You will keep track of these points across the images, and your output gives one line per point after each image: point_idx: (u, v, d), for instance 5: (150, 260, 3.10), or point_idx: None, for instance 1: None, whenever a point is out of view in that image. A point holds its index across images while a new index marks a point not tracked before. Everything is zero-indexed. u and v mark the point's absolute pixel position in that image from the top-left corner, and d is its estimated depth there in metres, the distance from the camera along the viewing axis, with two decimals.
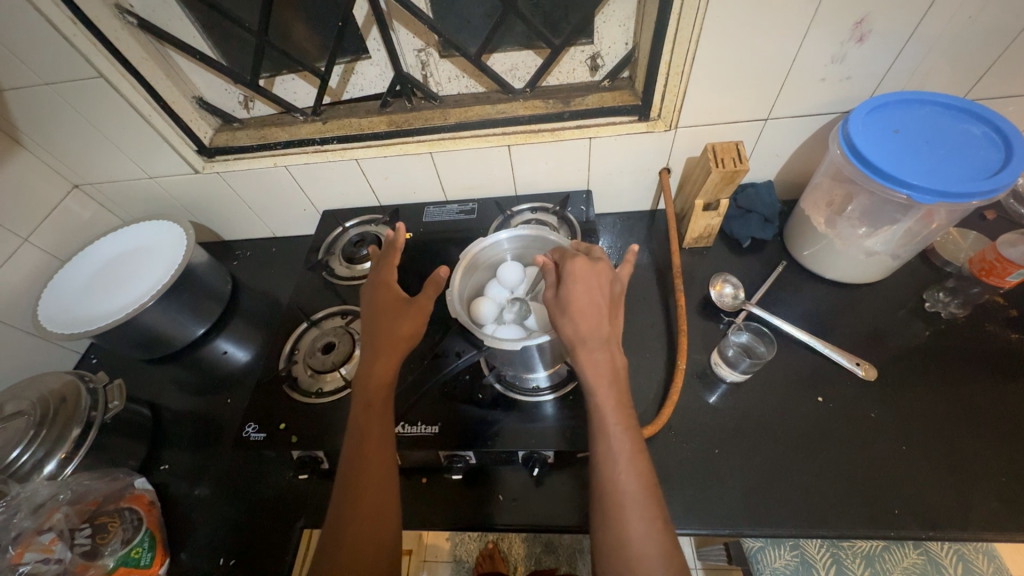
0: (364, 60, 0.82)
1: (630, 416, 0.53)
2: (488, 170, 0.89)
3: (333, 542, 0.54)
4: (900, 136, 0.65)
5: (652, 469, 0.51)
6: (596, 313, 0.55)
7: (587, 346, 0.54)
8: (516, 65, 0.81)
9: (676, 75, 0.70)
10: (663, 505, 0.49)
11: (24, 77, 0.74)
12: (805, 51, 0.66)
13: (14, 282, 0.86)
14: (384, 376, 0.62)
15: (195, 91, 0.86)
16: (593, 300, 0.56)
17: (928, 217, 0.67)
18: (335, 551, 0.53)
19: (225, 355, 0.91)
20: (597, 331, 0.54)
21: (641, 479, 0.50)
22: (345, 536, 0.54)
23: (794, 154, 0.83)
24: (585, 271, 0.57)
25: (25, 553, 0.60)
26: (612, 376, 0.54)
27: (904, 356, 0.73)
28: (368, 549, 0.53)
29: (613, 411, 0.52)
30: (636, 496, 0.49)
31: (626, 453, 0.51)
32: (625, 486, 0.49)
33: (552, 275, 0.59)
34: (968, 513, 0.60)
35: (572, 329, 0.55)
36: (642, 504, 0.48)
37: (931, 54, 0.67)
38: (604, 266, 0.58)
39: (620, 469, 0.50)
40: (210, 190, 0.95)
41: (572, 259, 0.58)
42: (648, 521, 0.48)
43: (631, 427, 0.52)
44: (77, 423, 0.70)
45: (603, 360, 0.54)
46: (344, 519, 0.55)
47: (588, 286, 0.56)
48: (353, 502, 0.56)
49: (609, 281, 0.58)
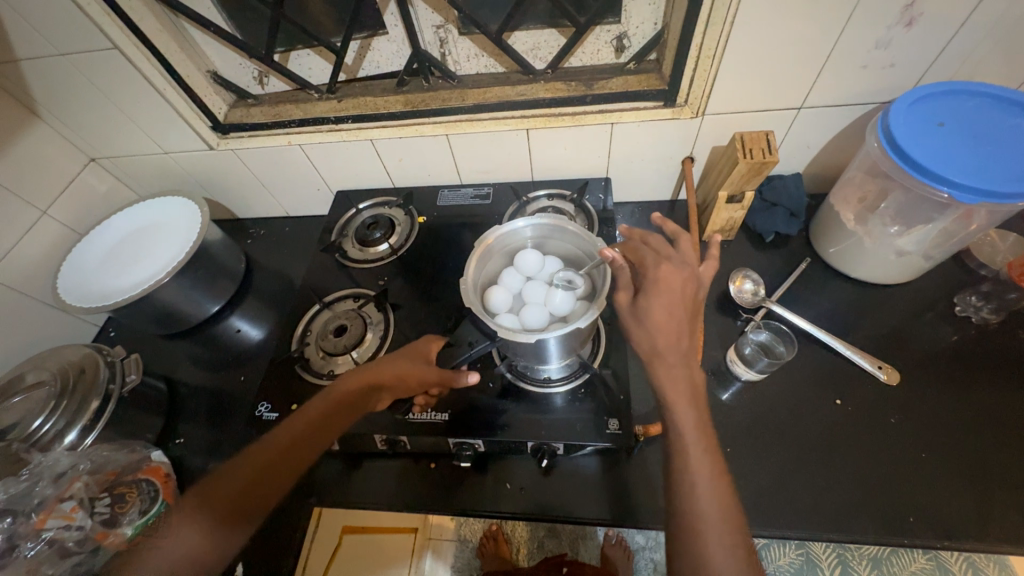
0: (381, 36, 0.80)
1: (711, 438, 0.50)
2: (505, 153, 0.86)
3: (225, 473, 0.57)
4: (944, 129, 0.61)
5: (734, 493, 0.48)
6: (676, 328, 0.54)
7: (665, 359, 0.53)
8: (538, 44, 0.78)
9: (707, 59, 0.66)
10: (745, 535, 0.46)
11: (40, 47, 0.73)
12: (848, 34, 0.62)
13: (34, 254, 0.87)
14: (358, 401, 0.61)
15: (210, 65, 0.85)
16: (675, 314, 0.54)
17: (966, 217, 0.64)
18: (217, 484, 0.56)
19: (239, 332, 0.92)
20: (675, 346, 0.53)
21: (722, 502, 0.46)
22: (231, 480, 0.56)
23: (826, 145, 0.79)
24: (670, 277, 0.57)
25: (48, 520, 0.62)
26: (691, 393, 0.52)
27: (929, 361, 0.71)
28: (231, 510, 0.54)
29: (693, 431, 0.50)
30: (717, 520, 0.46)
31: (707, 475, 0.47)
32: (704, 511, 0.46)
33: (626, 280, 0.57)
34: (987, 524, 0.58)
35: (648, 343, 0.54)
36: (724, 530, 0.45)
37: (986, 41, 0.62)
38: (688, 272, 0.57)
39: (698, 491, 0.47)
40: (224, 166, 0.94)
41: (656, 265, 0.58)
42: (729, 548, 0.44)
43: (713, 450, 0.49)
44: (96, 395, 0.72)
45: (682, 375, 0.52)
46: (242, 464, 0.57)
47: (670, 300, 0.54)
48: (262, 460, 0.57)
49: (691, 290, 0.56)
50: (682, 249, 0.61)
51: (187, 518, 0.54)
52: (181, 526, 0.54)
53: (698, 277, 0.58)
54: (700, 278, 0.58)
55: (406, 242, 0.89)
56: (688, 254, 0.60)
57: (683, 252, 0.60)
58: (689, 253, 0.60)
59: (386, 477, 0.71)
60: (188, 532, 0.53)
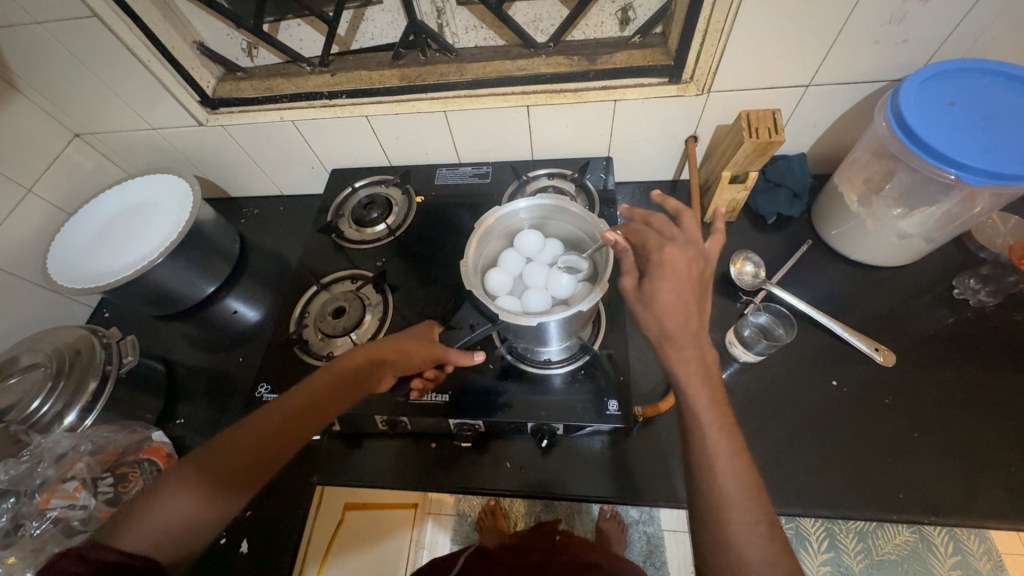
0: (375, 5, 0.76)
1: (727, 416, 0.49)
2: (505, 131, 0.84)
3: (215, 447, 0.52)
4: (954, 109, 0.60)
5: (755, 470, 0.47)
6: (684, 310, 0.52)
7: (676, 343, 0.51)
8: (539, 16, 0.75)
9: (715, 33, 0.64)
10: (769, 509, 0.45)
11: (14, 14, 0.69)
12: (862, 7, 0.60)
13: (21, 233, 0.85)
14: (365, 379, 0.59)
15: (196, 36, 0.81)
16: (681, 295, 0.52)
17: (970, 199, 0.63)
18: (206, 457, 0.51)
19: (235, 313, 0.91)
20: (684, 328, 0.51)
21: (742, 479, 0.45)
22: (223, 452, 0.51)
23: (832, 125, 0.78)
24: (676, 257, 0.54)
25: (52, 500, 0.63)
26: (703, 374, 0.50)
27: (926, 343, 0.72)
28: (224, 484, 0.50)
29: (709, 410, 0.49)
30: (740, 498, 0.44)
31: (725, 454, 0.47)
32: (725, 489, 0.45)
33: (630, 264, 0.56)
34: (974, 500, 0.60)
35: (656, 326, 0.52)
36: (746, 506, 0.44)
37: (1002, 17, 0.60)
38: (694, 252, 0.55)
39: (718, 470, 0.46)
40: (214, 143, 0.91)
41: (659, 247, 0.55)
42: (751, 524, 0.43)
43: (728, 427, 0.48)
44: (94, 375, 0.71)
45: (695, 357, 0.51)
46: (235, 437, 0.53)
47: (675, 281, 0.52)
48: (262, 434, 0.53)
49: (699, 269, 0.54)
50: (686, 227, 0.58)
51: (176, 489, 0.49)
52: (164, 500, 0.48)
53: (703, 254, 0.55)
54: (706, 256, 0.55)
55: (403, 222, 0.88)
56: (692, 231, 0.57)
57: (688, 231, 0.58)
58: (694, 231, 0.58)
59: (387, 456, 0.72)
60: (175, 506, 0.48)
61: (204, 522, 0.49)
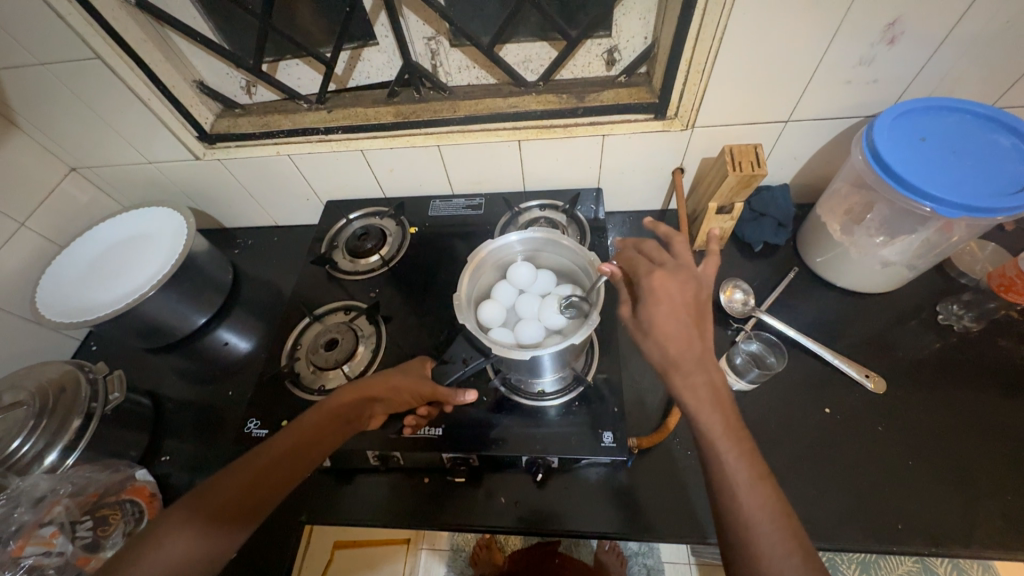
0: (371, 47, 0.79)
1: (744, 441, 0.47)
2: (497, 164, 0.86)
3: (205, 486, 0.50)
4: (926, 144, 0.63)
5: (782, 497, 0.44)
6: (684, 334, 0.51)
7: (682, 369, 0.50)
8: (529, 57, 0.78)
9: (697, 74, 0.67)
10: (806, 541, 0.41)
11: (17, 56, 0.70)
12: (834, 51, 0.63)
13: (11, 267, 0.85)
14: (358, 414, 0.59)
15: (195, 75, 0.83)
16: (676, 322, 0.52)
17: (947, 228, 0.65)
18: (197, 497, 0.49)
19: (226, 345, 0.90)
20: (689, 352, 0.51)
21: (767, 508, 0.43)
22: (215, 491, 0.49)
23: (811, 158, 0.81)
24: (667, 281, 0.54)
25: (26, 546, 0.61)
26: (714, 399, 0.49)
27: (915, 369, 0.72)
28: (215, 525, 0.47)
29: (724, 436, 0.47)
30: (769, 530, 0.42)
31: (746, 482, 0.44)
32: (750, 520, 0.43)
33: (626, 293, 0.58)
34: (974, 530, 0.59)
35: (660, 354, 0.52)
36: (777, 538, 0.41)
37: (964, 59, 0.64)
38: (686, 274, 0.55)
39: (740, 501, 0.44)
40: (210, 176, 0.92)
41: (648, 273, 0.56)
42: (782, 557, 0.40)
43: (747, 452, 0.46)
44: (78, 413, 0.69)
45: (703, 383, 0.49)
46: (228, 476, 0.51)
47: (672, 306, 0.53)
48: (253, 473, 0.51)
49: (693, 290, 0.54)
50: (677, 252, 0.59)
51: (161, 534, 0.46)
52: (152, 543, 0.45)
53: (695, 276, 0.56)
54: (699, 277, 0.56)
55: (397, 253, 0.89)
56: (683, 256, 0.58)
57: (678, 254, 0.59)
58: (685, 256, 0.58)
59: (378, 492, 0.70)
60: (164, 549, 0.45)
61: (194, 566, 0.46)
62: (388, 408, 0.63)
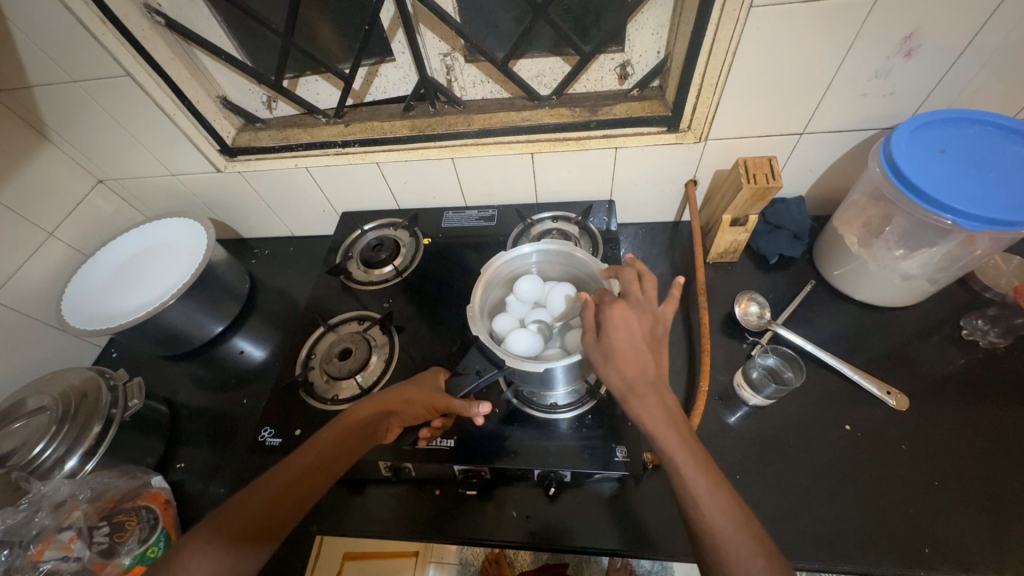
0: (388, 63, 0.81)
1: (699, 451, 0.47)
2: (510, 176, 0.87)
3: (230, 506, 0.51)
4: (946, 156, 0.62)
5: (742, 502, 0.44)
6: (638, 358, 0.50)
7: (636, 392, 0.49)
8: (543, 72, 0.80)
9: (710, 86, 0.67)
10: (768, 542, 0.42)
11: (52, 74, 0.74)
12: (849, 64, 0.63)
13: (39, 276, 0.87)
14: (371, 429, 0.60)
15: (219, 91, 0.86)
16: (637, 346, 0.51)
17: (971, 241, 0.63)
18: (223, 516, 0.50)
19: (242, 353, 0.91)
20: (642, 376, 0.50)
21: (729, 514, 0.43)
22: (239, 510, 0.50)
23: (828, 170, 0.80)
24: (625, 316, 0.52)
25: (46, 551, 0.61)
26: (668, 418, 0.48)
27: (938, 386, 0.70)
28: (238, 545, 0.48)
29: (682, 449, 0.46)
30: (734, 535, 0.42)
31: (706, 490, 0.44)
32: (713, 524, 0.43)
33: (590, 319, 0.55)
34: (1005, 556, 0.57)
35: (617, 377, 0.50)
36: (742, 539, 0.42)
37: (984, 71, 0.63)
38: (644, 309, 0.54)
39: (703, 507, 0.44)
40: (231, 188, 0.95)
41: (613, 304, 0.53)
42: (748, 557, 0.41)
43: (704, 461, 0.46)
44: (98, 419, 0.71)
45: (657, 403, 0.49)
46: (250, 496, 0.52)
47: (631, 332, 0.51)
48: (272, 492, 0.52)
49: (651, 325, 0.53)
50: (644, 288, 0.57)
51: (188, 554, 0.47)
52: (181, 560, 0.46)
53: (655, 312, 0.54)
54: (656, 311, 0.54)
55: (410, 263, 0.90)
56: (649, 292, 0.56)
57: (642, 289, 0.57)
58: (650, 291, 0.57)
59: (389, 503, 0.70)
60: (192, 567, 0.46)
61: None
62: (403, 422, 0.64)
